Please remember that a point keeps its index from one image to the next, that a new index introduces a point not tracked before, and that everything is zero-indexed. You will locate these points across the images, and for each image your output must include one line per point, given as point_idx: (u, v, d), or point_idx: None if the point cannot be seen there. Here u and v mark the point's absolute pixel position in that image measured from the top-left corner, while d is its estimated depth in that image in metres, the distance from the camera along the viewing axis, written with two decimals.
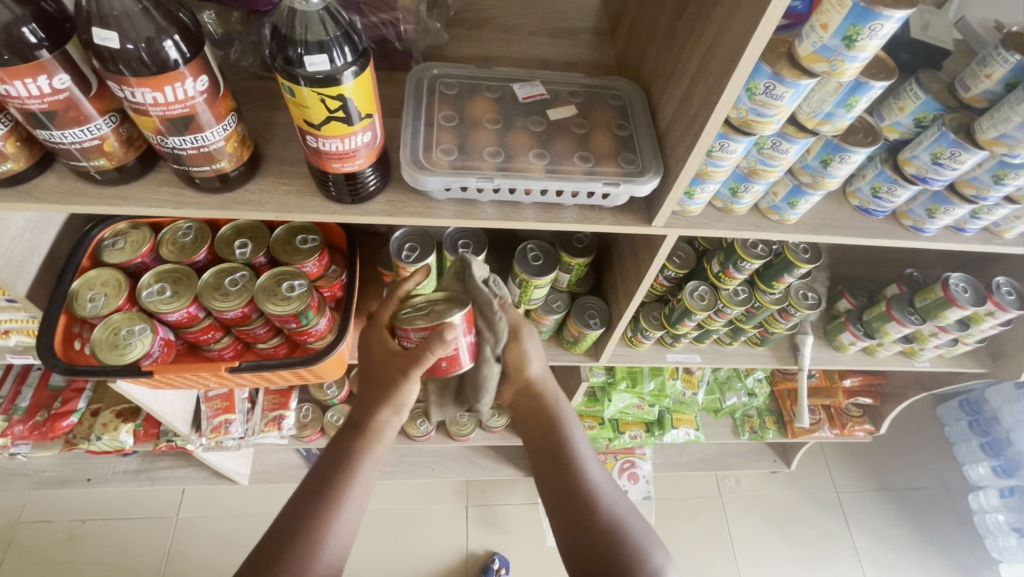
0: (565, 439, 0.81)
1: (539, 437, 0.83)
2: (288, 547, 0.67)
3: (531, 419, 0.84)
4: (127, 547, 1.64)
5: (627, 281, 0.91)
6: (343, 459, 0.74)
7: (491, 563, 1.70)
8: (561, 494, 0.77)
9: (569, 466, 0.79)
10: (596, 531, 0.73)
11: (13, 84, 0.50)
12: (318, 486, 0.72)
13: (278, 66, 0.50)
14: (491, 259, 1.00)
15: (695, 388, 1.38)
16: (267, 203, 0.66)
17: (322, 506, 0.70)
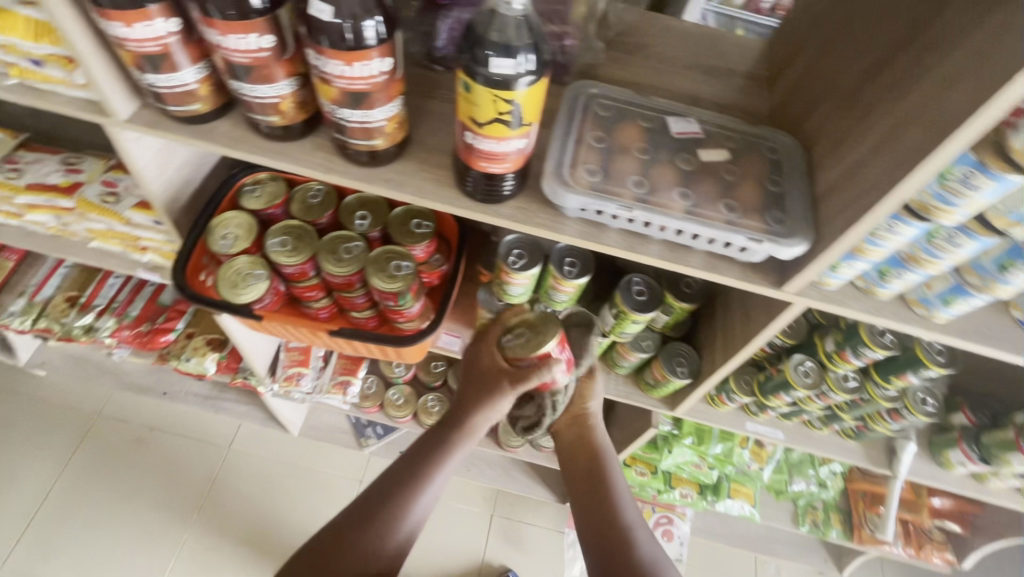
0: (604, 477, 0.87)
1: (582, 469, 0.89)
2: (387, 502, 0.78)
3: (574, 445, 0.91)
4: (183, 464, 1.77)
5: (728, 339, 0.86)
6: (433, 454, 0.82)
7: None
8: (593, 518, 0.83)
9: (609, 502, 0.84)
10: (625, 551, 0.78)
11: (228, 37, 0.54)
12: (402, 470, 0.81)
13: (463, 61, 0.52)
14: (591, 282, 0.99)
15: (762, 463, 1.30)
16: (407, 185, 0.68)
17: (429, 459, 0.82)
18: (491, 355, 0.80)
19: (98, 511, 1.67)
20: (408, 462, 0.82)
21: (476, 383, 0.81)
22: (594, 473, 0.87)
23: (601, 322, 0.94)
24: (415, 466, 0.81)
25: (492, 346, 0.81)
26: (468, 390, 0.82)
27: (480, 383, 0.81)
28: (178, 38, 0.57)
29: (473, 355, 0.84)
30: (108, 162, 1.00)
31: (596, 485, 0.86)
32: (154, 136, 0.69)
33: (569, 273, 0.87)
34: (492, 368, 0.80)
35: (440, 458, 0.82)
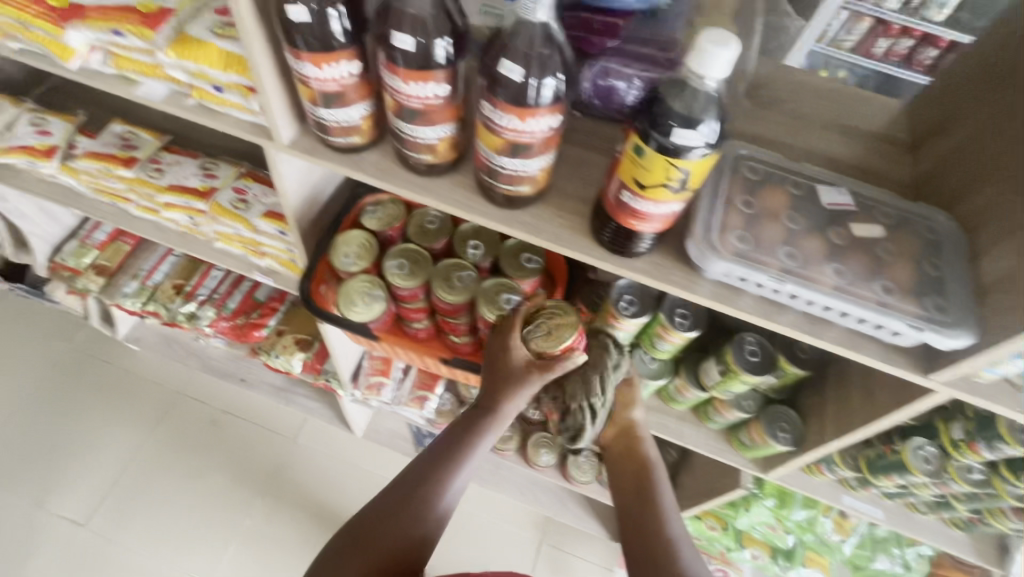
0: (650, 489, 0.87)
1: (628, 476, 0.90)
2: (423, 488, 0.83)
3: (621, 456, 0.92)
4: (251, 450, 1.85)
5: (841, 413, 0.82)
6: (460, 446, 0.84)
7: None
8: (634, 528, 0.83)
9: (654, 515, 0.84)
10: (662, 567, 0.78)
11: (408, 84, 0.56)
12: (433, 459, 0.85)
13: (640, 126, 0.52)
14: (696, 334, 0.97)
15: (845, 534, 1.23)
16: (543, 231, 0.69)
17: (457, 451, 0.84)
18: (515, 350, 0.79)
19: (173, 485, 1.77)
20: (439, 452, 0.86)
21: (498, 378, 0.81)
22: (638, 481, 0.88)
23: (703, 376, 0.92)
24: (445, 457, 0.85)
25: (513, 338, 0.80)
26: (493, 385, 0.81)
27: (500, 377, 0.80)
28: (356, 79, 0.61)
29: (494, 349, 0.82)
30: (240, 170, 1.07)
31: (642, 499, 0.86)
32: (309, 161, 0.72)
33: (680, 324, 0.85)
34: (514, 363, 0.79)
35: (469, 451, 0.84)
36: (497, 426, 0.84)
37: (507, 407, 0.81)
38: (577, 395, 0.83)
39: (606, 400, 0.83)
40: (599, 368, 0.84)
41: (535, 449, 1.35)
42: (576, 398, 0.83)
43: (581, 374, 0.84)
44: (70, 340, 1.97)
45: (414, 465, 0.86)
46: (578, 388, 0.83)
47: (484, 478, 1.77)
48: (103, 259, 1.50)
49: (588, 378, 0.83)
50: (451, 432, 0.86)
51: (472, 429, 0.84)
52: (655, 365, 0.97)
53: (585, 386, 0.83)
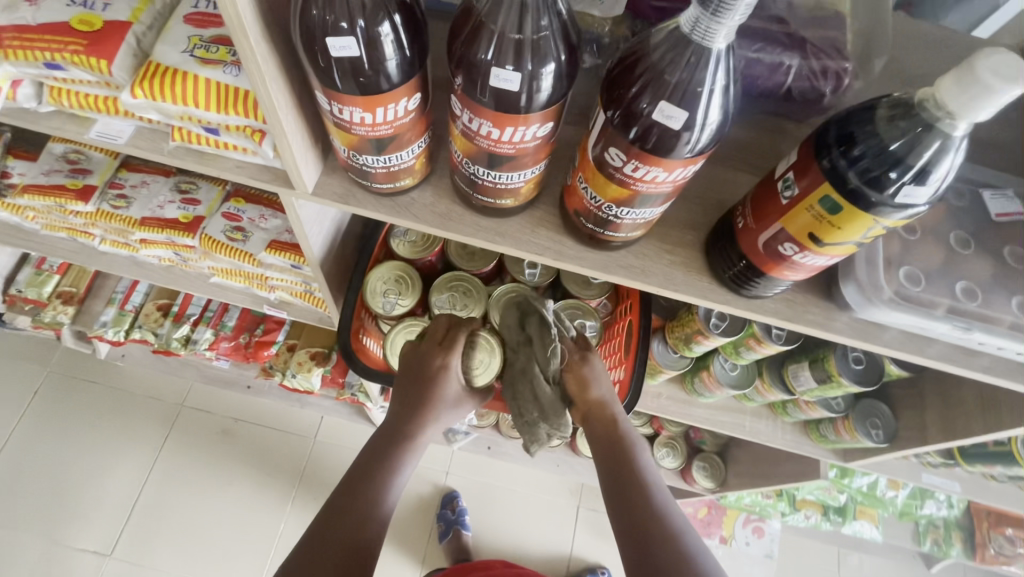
0: (639, 491, 0.67)
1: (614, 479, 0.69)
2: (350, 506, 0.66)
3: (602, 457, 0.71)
4: (270, 455, 1.76)
5: (949, 414, 0.77)
6: (383, 455, 0.71)
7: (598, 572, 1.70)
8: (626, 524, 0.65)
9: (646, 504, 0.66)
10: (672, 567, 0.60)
11: (505, 129, 0.41)
12: (353, 488, 0.68)
13: (840, 174, 0.39)
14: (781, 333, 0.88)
15: (898, 489, 1.25)
16: (652, 274, 0.56)
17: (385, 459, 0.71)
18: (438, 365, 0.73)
19: (193, 502, 1.69)
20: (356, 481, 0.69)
21: (421, 392, 0.73)
22: (620, 482, 0.68)
23: (790, 380, 0.84)
24: (364, 482, 0.68)
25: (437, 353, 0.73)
26: (409, 398, 0.74)
27: (418, 393, 0.73)
28: (414, 116, 0.44)
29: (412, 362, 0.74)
30: (225, 189, 0.88)
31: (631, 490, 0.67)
32: (341, 209, 0.56)
33: (775, 337, 0.75)
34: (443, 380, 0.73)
35: (395, 473, 0.70)
36: (415, 446, 0.73)
37: (427, 420, 0.74)
38: (529, 408, 0.73)
39: (549, 407, 0.72)
40: (528, 375, 0.71)
41: None
42: (528, 415, 0.74)
43: (520, 382, 0.72)
44: (44, 363, 1.79)
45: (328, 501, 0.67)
46: (526, 403, 0.73)
47: (519, 457, 1.74)
48: (67, 285, 1.29)
49: (524, 387, 0.72)
50: (367, 455, 0.72)
51: (393, 447, 0.72)
52: (736, 372, 0.89)
53: (532, 398, 0.72)
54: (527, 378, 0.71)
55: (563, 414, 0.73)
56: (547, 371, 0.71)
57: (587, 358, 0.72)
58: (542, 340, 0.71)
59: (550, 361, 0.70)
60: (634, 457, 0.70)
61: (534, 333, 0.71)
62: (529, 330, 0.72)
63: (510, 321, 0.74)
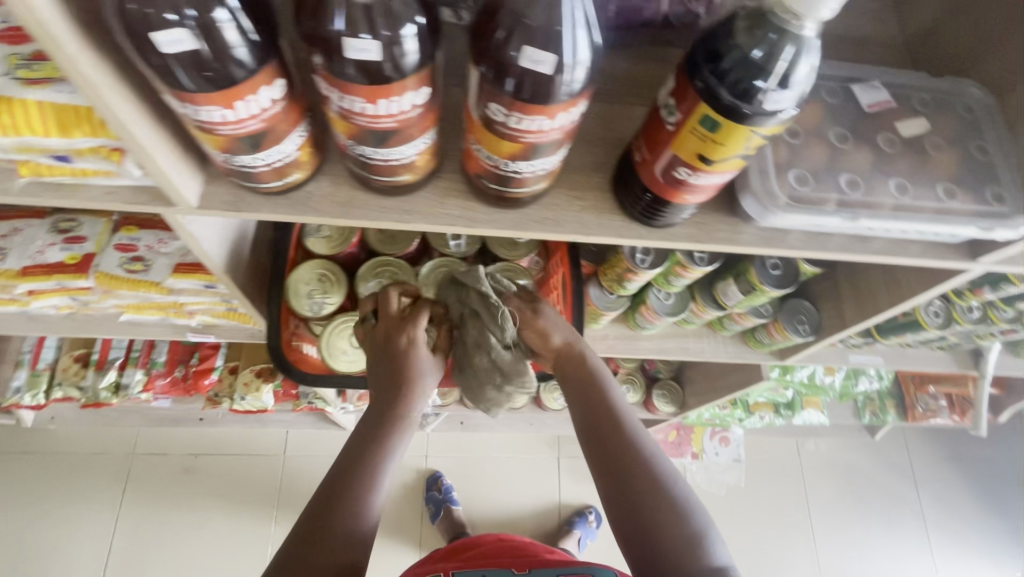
0: (621, 431, 0.69)
1: (596, 429, 0.70)
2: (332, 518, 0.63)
3: (578, 401, 0.72)
4: (241, 480, 1.71)
5: (861, 296, 0.84)
6: (362, 459, 0.68)
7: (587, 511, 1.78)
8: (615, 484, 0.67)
9: (633, 458, 0.67)
10: (658, 518, 0.63)
11: (376, 103, 0.39)
12: (339, 489, 0.65)
13: (714, 91, 0.40)
14: None
15: (834, 375, 1.35)
16: (567, 223, 0.57)
17: (367, 462, 0.68)
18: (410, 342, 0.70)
19: (170, 547, 1.62)
20: (349, 460, 0.68)
21: (395, 386, 0.69)
22: (605, 436, 0.69)
23: (721, 296, 0.88)
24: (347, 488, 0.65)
25: (406, 332, 0.70)
26: (383, 393, 0.70)
27: (394, 380, 0.70)
28: (283, 104, 0.41)
29: (382, 346, 0.71)
30: (113, 220, 0.81)
31: (616, 448, 0.68)
32: (235, 217, 0.53)
33: (699, 259, 0.78)
34: (411, 357, 0.70)
35: (381, 466, 0.68)
36: (396, 440, 0.70)
37: (408, 410, 0.71)
38: (489, 376, 0.70)
39: (502, 375, 0.70)
40: (474, 349, 0.69)
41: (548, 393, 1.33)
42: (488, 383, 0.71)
43: (472, 354, 0.69)
44: None
45: (313, 508, 0.64)
46: (472, 379, 0.72)
47: (492, 425, 1.76)
48: None
49: (472, 363, 0.70)
50: (348, 457, 0.68)
51: (374, 443, 0.69)
52: (671, 300, 0.92)
53: (491, 366, 0.69)
54: (473, 353, 0.69)
55: (525, 373, 0.71)
56: (504, 340, 0.69)
57: (538, 308, 0.72)
58: (487, 312, 0.68)
59: (504, 328, 0.68)
60: (617, 406, 0.71)
61: (475, 307, 0.69)
62: (471, 303, 0.70)
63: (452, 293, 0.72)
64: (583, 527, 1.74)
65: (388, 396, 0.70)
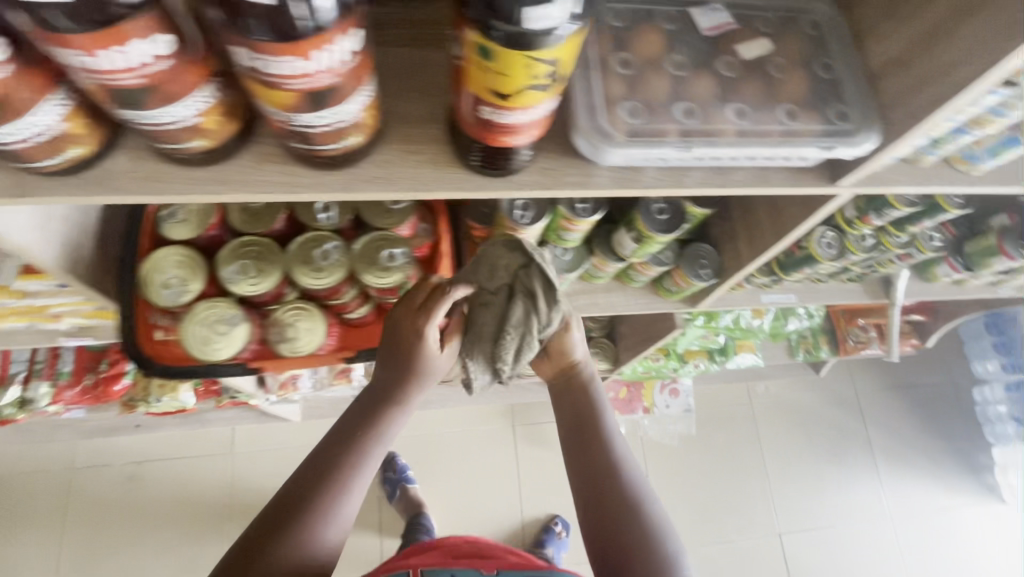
0: (603, 443, 0.74)
1: (583, 445, 0.74)
2: (302, 508, 0.63)
3: (571, 417, 0.76)
4: (190, 483, 1.68)
5: (752, 234, 0.83)
6: (342, 453, 0.68)
7: (553, 525, 1.76)
8: (592, 500, 0.70)
9: (612, 475, 0.71)
10: (626, 538, 0.66)
11: (100, 55, 0.35)
12: (314, 483, 0.65)
13: (476, 17, 0.36)
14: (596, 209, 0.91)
15: (762, 317, 1.37)
16: (401, 180, 0.53)
17: (347, 458, 0.68)
18: (425, 333, 0.69)
19: (123, 556, 1.59)
20: (326, 457, 0.69)
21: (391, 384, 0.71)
22: (590, 452, 0.73)
23: (618, 248, 0.87)
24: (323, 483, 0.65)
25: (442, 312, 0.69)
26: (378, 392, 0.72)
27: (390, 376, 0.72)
28: (12, 67, 0.37)
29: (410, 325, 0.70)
30: None
31: (599, 464, 0.72)
32: (25, 203, 0.48)
33: (583, 211, 0.76)
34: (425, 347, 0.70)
35: (359, 465, 0.68)
36: (379, 440, 0.71)
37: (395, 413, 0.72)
38: (504, 354, 0.69)
39: (515, 360, 0.69)
40: (510, 329, 0.67)
41: None
42: (492, 358, 0.70)
43: (497, 331, 0.68)
44: None
45: (284, 496, 0.65)
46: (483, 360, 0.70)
47: (442, 401, 1.75)
48: None
49: (497, 340, 0.68)
50: (326, 450, 0.69)
51: (357, 441, 0.69)
52: (569, 256, 0.90)
53: (508, 345, 0.68)
54: (506, 332, 0.67)
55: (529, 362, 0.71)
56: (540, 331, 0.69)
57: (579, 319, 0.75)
58: (543, 296, 0.67)
59: (548, 316, 0.68)
60: (606, 425, 0.75)
61: (531, 290, 0.67)
62: (527, 285, 0.68)
63: (509, 260, 0.69)
64: (556, 547, 1.72)
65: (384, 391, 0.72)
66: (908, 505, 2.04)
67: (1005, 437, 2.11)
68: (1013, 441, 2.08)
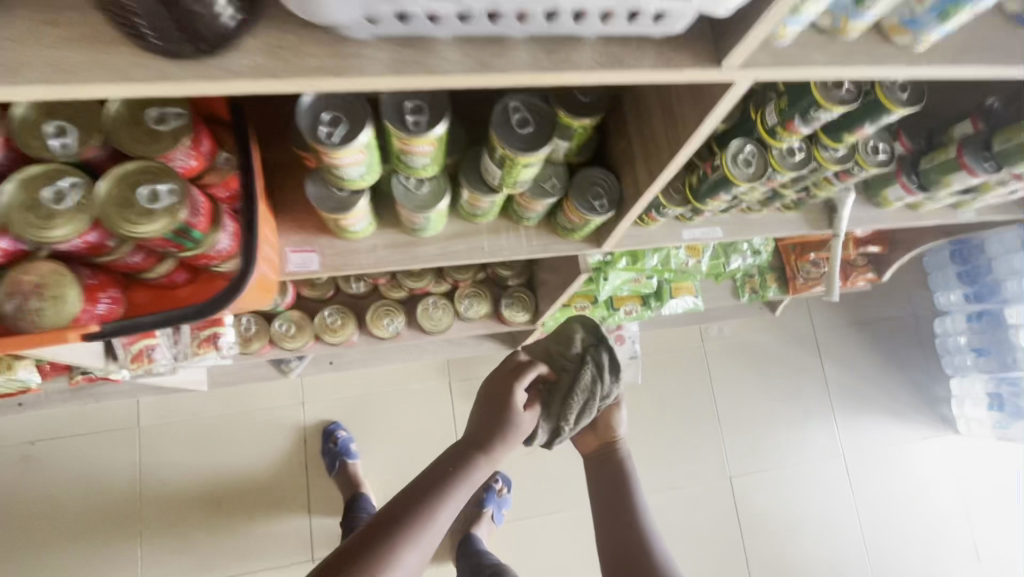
0: (630, 508, 0.76)
1: (611, 502, 0.78)
2: (373, 546, 0.63)
3: (601, 481, 0.81)
4: (92, 462, 1.51)
5: (648, 150, 0.66)
6: (425, 495, 0.68)
7: (492, 483, 1.64)
8: (616, 551, 0.73)
9: (638, 531, 0.73)
10: None
11: None
12: (390, 524, 0.64)
13: None
14: (461, 127, 0.72)
15: (699, 255, 1.21)
16: (34, 66, 0.34)
17: (428, 502, 0.67)
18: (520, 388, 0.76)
19: (23, 544, 1.45)
20: (404, 498, 0.68)
21: (483, 434, 0.74)
22: (617, 507, 0.77)
23: (486, 176, 0.69)
24: (398, 524, 0.64)
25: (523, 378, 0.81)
26: (469, 438, 0.74)
27: (483, 426, 0.74)
28: None
29: (498, 386, 0.77)
30: None
31: (628, 520, 0.75)
32: None
33: (417, 126, 0.59)
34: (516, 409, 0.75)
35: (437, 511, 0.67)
36: (460, 486, 0.70)
37: (478, 463, 0.72)
38: (567, 413, 0.80)
39: (575, 420, 0.81)
40: (578, 392, 0.80)
41: (376, 319, 1.15)
42: (557, 415, 0.80)
43: (563, 391, 0.81)
44: None
45: (362, 533, 0.65)
46: (547, 420, 0.80)
47: (365, 360, 1.60)
48: None
49: (568, 399, 0.80)
50: (407, 492, 0.69)
51: (439, 482, 0.69)
52: (427, 189, 0.71)
53: (573, 405, 0.80)
54: (576, 394, 0.80)
55: (583, 421, 0.81)
56: (600, 399, 0.82)
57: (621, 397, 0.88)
58: (608, 368, 0.82)
59: (608, 387, 0.82)
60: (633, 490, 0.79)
61: (599, 363, 0.82)
62: (596, 358, 0.83)
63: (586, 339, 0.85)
64: (495, 504, 1.62)
65: (473, 437, 0.73)
66: (861, 441, 2.01)
67: (963, 368, 2.05)
68: (970, 372, 2.02)
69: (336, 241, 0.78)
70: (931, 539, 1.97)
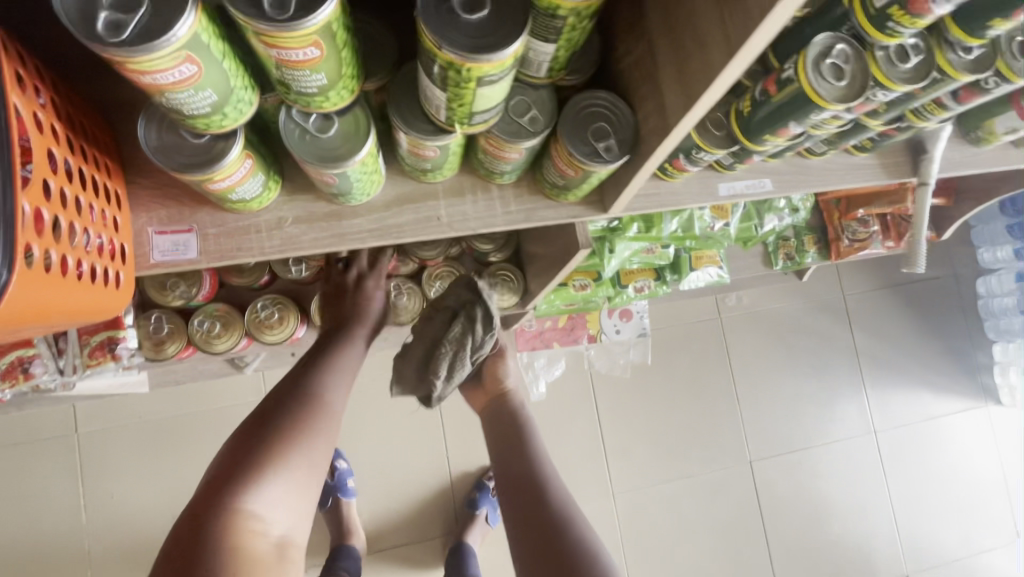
0: (525, 442, 0.75)
1: (502, 431, 0.78)
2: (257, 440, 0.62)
3: (495, 419, 0.80)
4: (21, 478, 1.30)
5: (684, 51, 0.41)
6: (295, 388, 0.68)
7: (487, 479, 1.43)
8: (509, 476, 0.72)
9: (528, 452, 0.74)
10: (535, 503, 0.68)
11: None
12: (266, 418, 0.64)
13: None
14: (389, 39, 0.48)
15: (728, 217, 0.97)
16: None
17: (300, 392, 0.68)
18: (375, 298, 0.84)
19: None
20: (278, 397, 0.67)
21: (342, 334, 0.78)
22: (508, 436, 0.77)
23: (428, 107, 0.44)
24: (276, 415, 0.64)
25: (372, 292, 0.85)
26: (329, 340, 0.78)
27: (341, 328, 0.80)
28: None
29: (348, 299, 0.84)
30: None
31: (517, 446, 0.75)
32: None
33: (278, 9, 0.34)
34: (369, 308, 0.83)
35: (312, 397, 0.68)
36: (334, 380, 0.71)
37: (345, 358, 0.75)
38: (431, 363, 0.72)
39: (446, 377, 0.72)
40: (445, 344, 0.72)
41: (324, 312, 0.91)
42: (418, 365, 0.73)
43: (428, 342, 0.73)
44: None
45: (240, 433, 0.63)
46: (413, 376, 0.74)
47: None
48: None
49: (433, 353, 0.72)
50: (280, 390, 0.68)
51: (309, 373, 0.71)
52: (337, 131, 0.47)
53: (437, 355, 0.72)
54: (440, 346, 0.71)
55: (455, 377, 0.72)
56: (473, 354, 0.73)
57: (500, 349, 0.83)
58: (478, 318, 0.72)
59: (480, 341, 0.72)
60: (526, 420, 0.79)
61: (473, 316, 0.72)
62: (470, 311, 0.72)
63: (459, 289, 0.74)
64: (491, 503, 1.42)
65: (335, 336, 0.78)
66: (895, 417, 1.81)
67: (1010, 333, 1.84)
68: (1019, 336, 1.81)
69: (222, 215, 0.54)
70: (968, 517, 1.81)
